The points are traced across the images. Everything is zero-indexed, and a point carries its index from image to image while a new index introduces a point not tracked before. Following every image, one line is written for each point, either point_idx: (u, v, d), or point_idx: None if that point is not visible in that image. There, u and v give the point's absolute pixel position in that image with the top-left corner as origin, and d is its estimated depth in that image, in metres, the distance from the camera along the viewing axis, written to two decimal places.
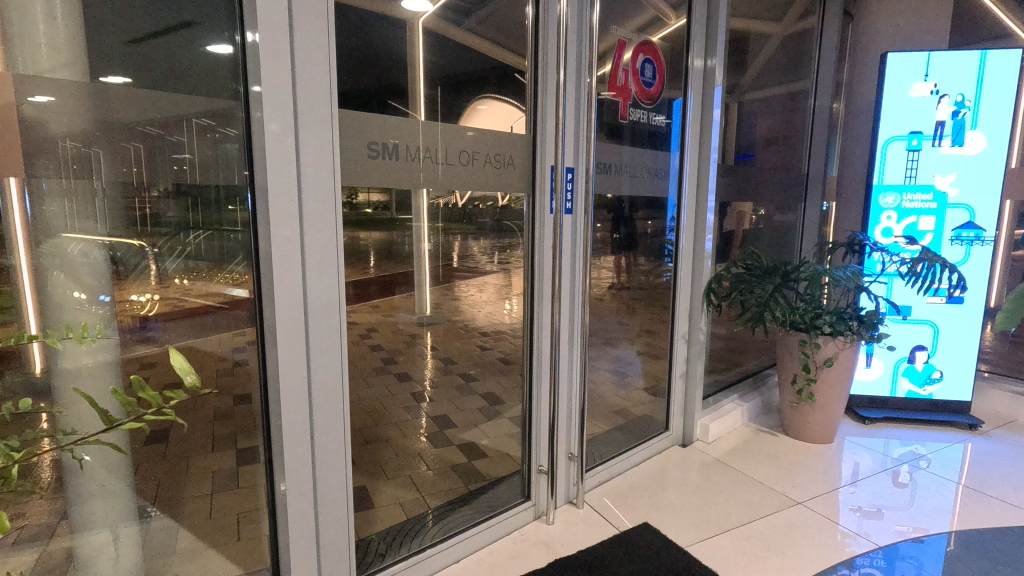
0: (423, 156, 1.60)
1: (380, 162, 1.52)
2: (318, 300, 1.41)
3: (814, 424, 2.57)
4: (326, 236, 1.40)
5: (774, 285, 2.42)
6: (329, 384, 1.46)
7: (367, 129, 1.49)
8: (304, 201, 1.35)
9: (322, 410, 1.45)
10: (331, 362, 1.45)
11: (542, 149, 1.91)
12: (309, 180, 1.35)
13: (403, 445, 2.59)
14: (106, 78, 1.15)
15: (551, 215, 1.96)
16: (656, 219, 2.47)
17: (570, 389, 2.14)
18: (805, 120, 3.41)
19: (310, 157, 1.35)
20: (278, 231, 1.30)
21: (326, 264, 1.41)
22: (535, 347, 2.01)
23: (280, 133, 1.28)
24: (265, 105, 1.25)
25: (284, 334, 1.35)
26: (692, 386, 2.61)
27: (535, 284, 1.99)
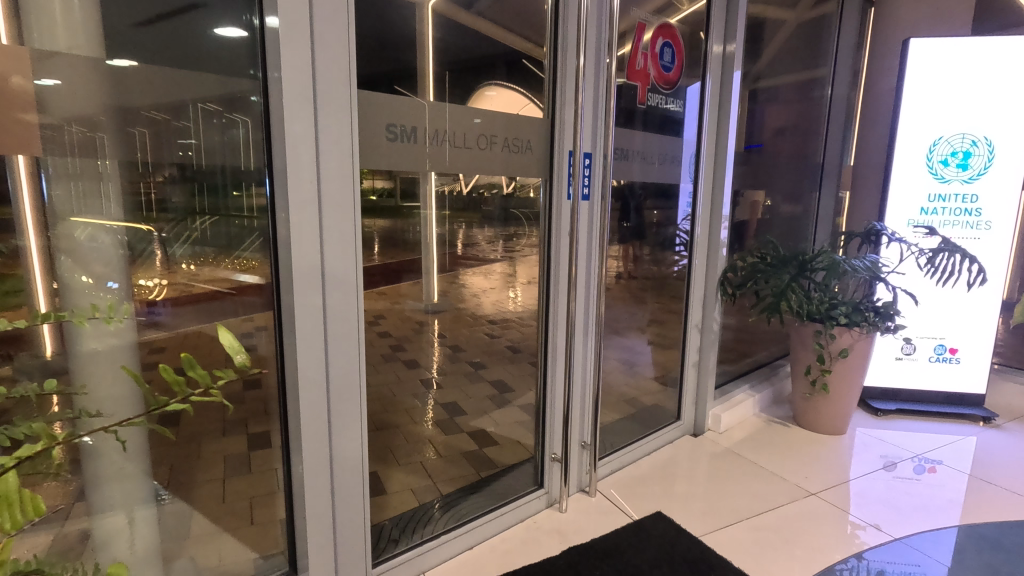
0: (440, 139, 1.58)
1: (397, 145, 1.49)
2: (335, 285, 1.39)
3: (828, 416, 2.54)
4: (343, 222, 1.38)
5: (790, 275, 2.38)
6: (347, 369, 1.44)
7: (384, 111, 1.46)
8: (321, 186, 1.33)
9: (338, 396, 1.44)
10: (348, 349, 1.43)
11: (560, 134, 1.88)
12: (328, 165, 1.33)
13: (413, 432, 2.58)
14: (114, 61, 1.12)
15: (567, 201, 1.93)
16: (664, 210, 2.44)
17: (586, 378, 2.14)
18: (819, 109, 3.36)
19: (329, 142, 1.32)
20: (296, 214, 1.28)
21: (345, 251, 1.39)
22: (550, 333, 1.99)
23: (297, 117, 1.26)
24: (284, 88, 1.23)
25: (301, 320, 1.33)
26: (704, 376, 2.58)
27: (554, 271, 1.95)
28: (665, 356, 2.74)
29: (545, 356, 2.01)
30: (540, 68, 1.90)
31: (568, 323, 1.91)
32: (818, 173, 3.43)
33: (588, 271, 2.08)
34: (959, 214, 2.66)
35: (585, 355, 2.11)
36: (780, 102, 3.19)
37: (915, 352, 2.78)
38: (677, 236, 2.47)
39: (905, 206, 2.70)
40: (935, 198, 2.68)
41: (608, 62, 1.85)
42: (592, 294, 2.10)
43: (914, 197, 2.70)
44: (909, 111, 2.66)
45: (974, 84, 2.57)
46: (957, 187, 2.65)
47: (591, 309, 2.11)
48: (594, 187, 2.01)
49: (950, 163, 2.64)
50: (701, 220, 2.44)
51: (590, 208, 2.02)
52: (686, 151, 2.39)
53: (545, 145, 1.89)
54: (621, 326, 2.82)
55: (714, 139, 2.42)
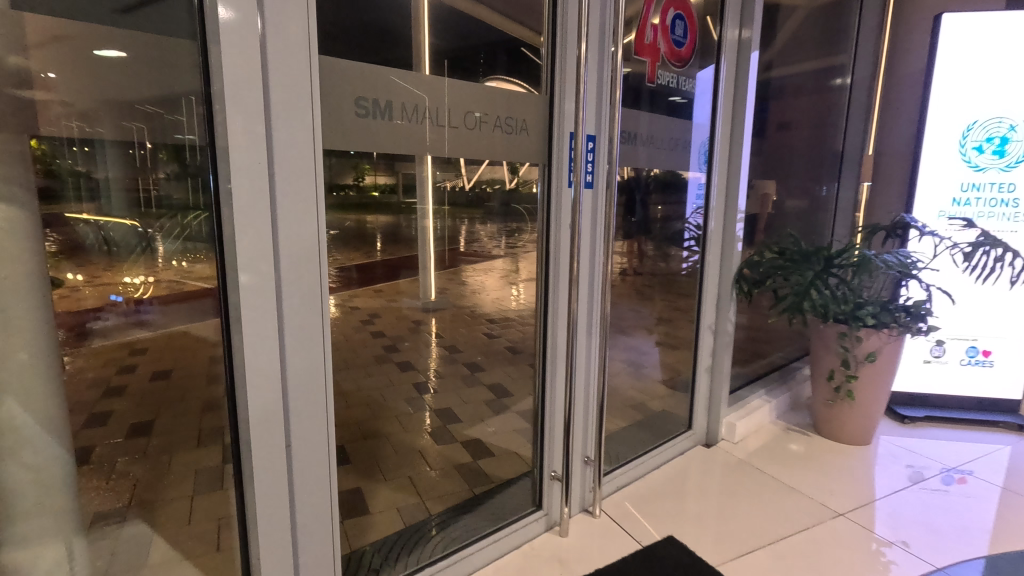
0: (421, 115, 1.38)
1: (369, 122, 1.29)
2: (295, 288, 1.18)
3: (853, 426, 2.33)
4: (305, 214, 1.17)
5: (814, 271, 2.18)
6: (310, 384, 1.24)
7: (356, 82, 1.26)
8: (274, 172, 1.10)
9: (300, 415, 1.24)
10: (311, 361, 1.24)
11: (559, 114, 1.67)
12: (284, 152, 1.11)
13: (403, 441, 2.40)
14: (101, 52, 0.99)
15: (568, 189, 1.72)
16: (668, 204, 2.24)
17: (588, 387, 1.95)
18: (837, 98, 3.17)
19: (284, 123, 1.10)
20: (243, 205, 1.07)
21: (308, 249, 1.18)
22: (551, 339, 1.80)
23: (242, 90, 1.03)
24: (223, 55, 1.00)
25: (252, 332, 1.12)
26: (718, 382, 2.36)
27: (553, 267, 1.76)
28: (674, 358, 2.55)
29: (544, 362, 1.82)
30: (538, 48, 1.69)
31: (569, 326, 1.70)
32: (837, 163, 3.22)
33: (592, 269, 1.88)
34: (995, 205, 2.43)
35: (588, 358, 1.93)
36: (793, 93, 3.03)
37: (944, 354, 2.58)
38: (688, 227, 2.27)
39: (934, 197, 2.51)
40: (968, 187, 2.46)
41: (613, 51, 1.64)
42: (596, 293, 1.90)
43: (943, 187, 2.49)
44: (939, 94, 2.46)
45: (1011, 61, 2.34)
46: (993, 175, 2.41)
47: (596, 310, 1.91)
48: (598, 176, 1.80)
49: (987, 148, 2.42)
50: (715, 213, 2.22)
51: (592, 199, 1.81)
52: (698, 138, 2.18)
53: (542, 127, 1.69)
54: (626, 326, 2.60)
55: (728, 125, 2.20)
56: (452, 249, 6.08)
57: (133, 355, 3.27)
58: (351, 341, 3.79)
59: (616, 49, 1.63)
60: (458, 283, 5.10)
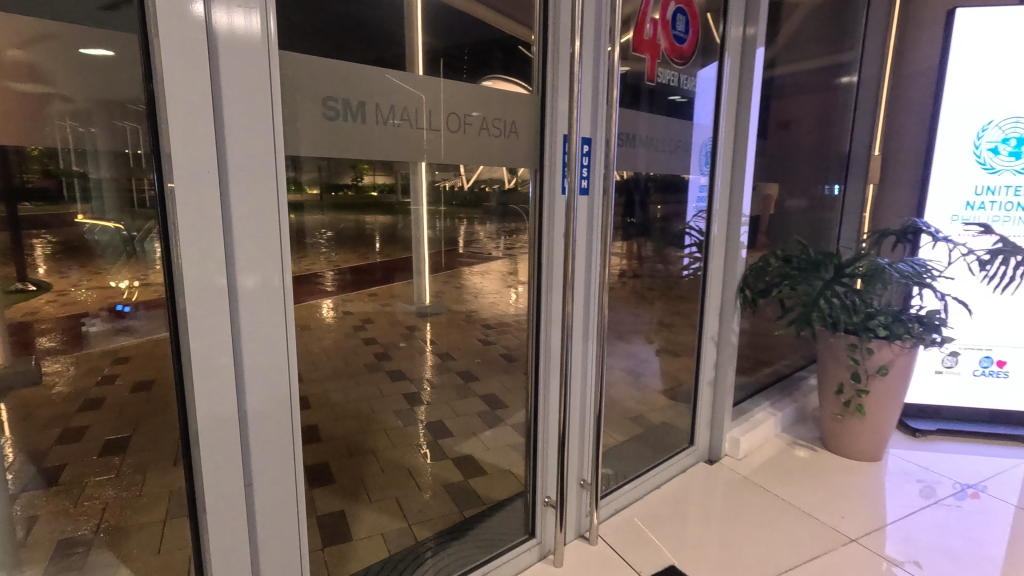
0: (398, 117, 1.25)
1: (340, 126, 1.15)
2: (253, 311, 1.03)
3: (863, 441, 2.22)
4: (265, 227, 1.02)
5: (823, 281, 2.06)
6: (275, 418, 1.10)
7: (320, 79, 1.11)
8: (227, 180, 0.96)
9: (262, 456, 1.10)
10: (276, 393, 1.09)
11: (552, 114, 1.55)
12: (240, 156, 0.97)
13: (391, 457, 2.30)
14: (87, 50, 0.91)
15: (562, 196, 1.61)
16: (668, 202, 2.13)
17: (585, 404, 1.83)
18: (844, 97, 3.06)
19: (238, 124, 0.96)
20: (188, 220, 0.93)
21: (269, 268, 1.04)
22: (547, 354, 1.69)
23: (186, 85, 0.90)
24: (162, 46, 0.87)
25: (203, 361, 0.98)
26: (721, 396, 2.24)
27: (544, 278, 1.64)
28: (675, 368, 2.44)
29: (538, 379, 1.70)
30: (530, 43, 1.58)
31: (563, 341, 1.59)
32: (844, 163, 3.11)
33: (590, 279, 1.76)
34: (1011, 209, 2.31)
35: (585, 374, 1.82)
36: (795, 92, 2.95)
37: (957, 365, 2.47)
38: (690, 233, 2.16)
39: (945, 200, 2.40)
40: (982, 190, 2.34)
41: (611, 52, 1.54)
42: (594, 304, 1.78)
43: (956, 190, 2.39)
44: (951, 93, 2.35)
45: None
46: (1009, 177, 2.29)
47: (592, 321, 1.79)
48: (593, 180, 1.70)
49: (1003, 149, 2.29)
50: (718, 218, 2.10)
51: (588, 205, 1.69)
52: (701, 139, 2.06)
53: (533, 128, 1.57)
54: (625, 330, 2.55)
55: (731, 125, 2.08)
56: (448, 251, 5.97)
57: (116, 364, 3.15)
58: (342, 347, 3.68)
59: (615, 49, 1.53)
60: (453, 285, 4.99)
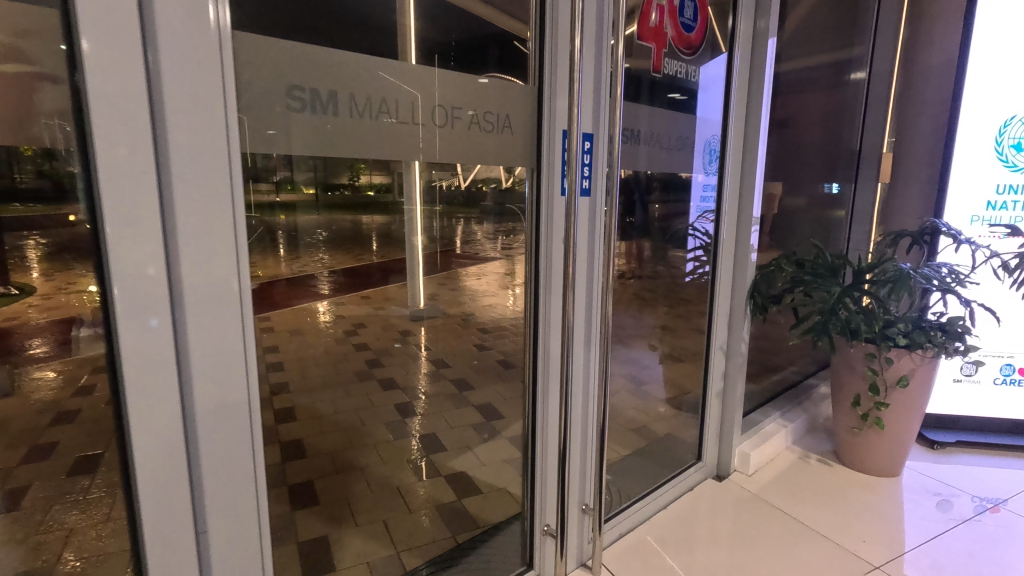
0: (377, 111, 1.11)
1: (306, 119, 1.01)
2: (204, 325, 0.90)
3: (880, 456, 2.10)
4: (217, 233, 0.89)
5: (840, 287, 1.92)
6: (232, 450, 0.96)
7: (282, 63, 0.97)
8: (168, 174, 0.83)
9: (219, 495, 0.96)
10: (234, 422, 0.96)
11: (548, 107, 1.42)
12: (185, 151, 0.84)
13: (380, 475, 2.16)
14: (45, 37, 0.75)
15: (562, 197, 1.47)
16: (667, 202, 2.00)
17: (587, 421, 1.70)
18: (853, 92, 2.96)
19: (181, 113, 0.82)
20: (119, 223, 0.79)
21: (224, 275, 0.90)
22: (547, 368, 1.56)
23: (115, 68, 0.76)
24: (83, 20, 0.73)
25: (142, 387, 0.84)
26: (731, 408, 2.11)
27: (542, 288, 1.50)
28: (681, 378, 2.31)
29: (537, 395, 1.58)
30: (524, 37, 1.44)
31: (564, 357, 1.45)
32: (854, 160, 3.00)
33: (593, 286, 1.63)
34: None
35: (588, 388, 1.69)
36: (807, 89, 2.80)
37: (976, 373, 2.35)
38: (696, 235, 2.04)
39: (965, 200, 2.28)
40: (1005, 189, 2.23)
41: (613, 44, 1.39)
42: (597, 312, 1.66)
43: (977, 190, 2.26)
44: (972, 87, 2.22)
45: None
46: None
47: (594, 332, 1.66)
48: (597, 181, 1.55)
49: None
50: (727, 220, 1.98)
51: (590, 207, 1.55)
52: (707, 134, 1.94)
53: (529, 123, 1.43)
54: (625, 335, 2.24)
55: (741, 120, 1.95)
56: (444, 252, 5.83)
57: None
58: (332, 354, 3.54)
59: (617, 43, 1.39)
60: (448, 288, 4.85)
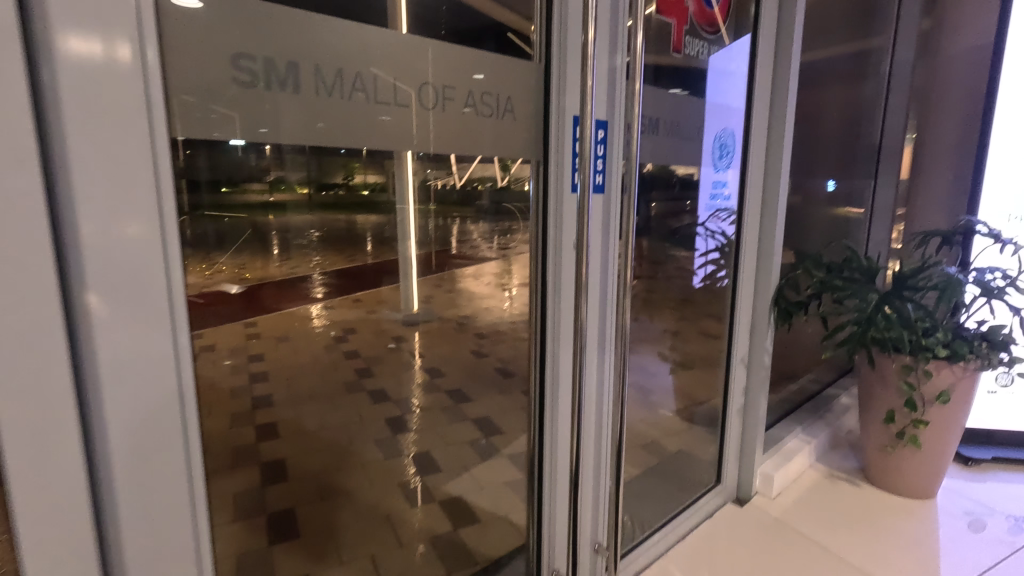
0: (349, 89, 0.94)
1: (259, 96, 0.84)
2: (119, 347, 0.72)
3: (915, 477, 1.92)
4: (135, 237, 0.71)
5: (878, 293, 1.73)
6: (162, 499, 0.79)
7: (225, 28, 0.79)
8: (62, 164, 0.65)
9: (148, 553, 0.79)
10: (165, 466, 0.79)
11: (557, 92, 1.22)
12: (85, 135, 0.66)
13: (368, 501, 1.97)
14: None
15: (573, 194, 1.28)
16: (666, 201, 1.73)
17: (600, 446, 1.51)
18: (872, 85, 2.76)
19: (78, 85, 0.65)
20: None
21: (147, 284, 0.73)
22: (555, 389, 1.37)
23: None
24: None
25: (28, 429, 0.66)
26: (752, 427, 1.94)
27: (551, 299, 1.32)
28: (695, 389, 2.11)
29: (546, 418, 1.40)
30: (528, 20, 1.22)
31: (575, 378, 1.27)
32: (873, 156, 2.81)
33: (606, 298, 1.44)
34: None
35: (600, 410, 1.50)
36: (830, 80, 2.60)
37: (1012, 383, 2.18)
38: (711, 236, 1.85)
39: None
40: None
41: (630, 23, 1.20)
42: (612, 327, 1.46)
43: None
44: None
45: None
46: None
47: (608, 348, 1.47)
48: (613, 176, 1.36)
49: None
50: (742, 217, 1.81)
51: (602, 207, 1.37)
52: (726, 126, 1.73)
53: (533, 109, 1.24)
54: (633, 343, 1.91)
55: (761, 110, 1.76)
56: None
57: None
58: (321, 362, 3.34)
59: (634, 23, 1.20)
60: (443, 290, 4.64)
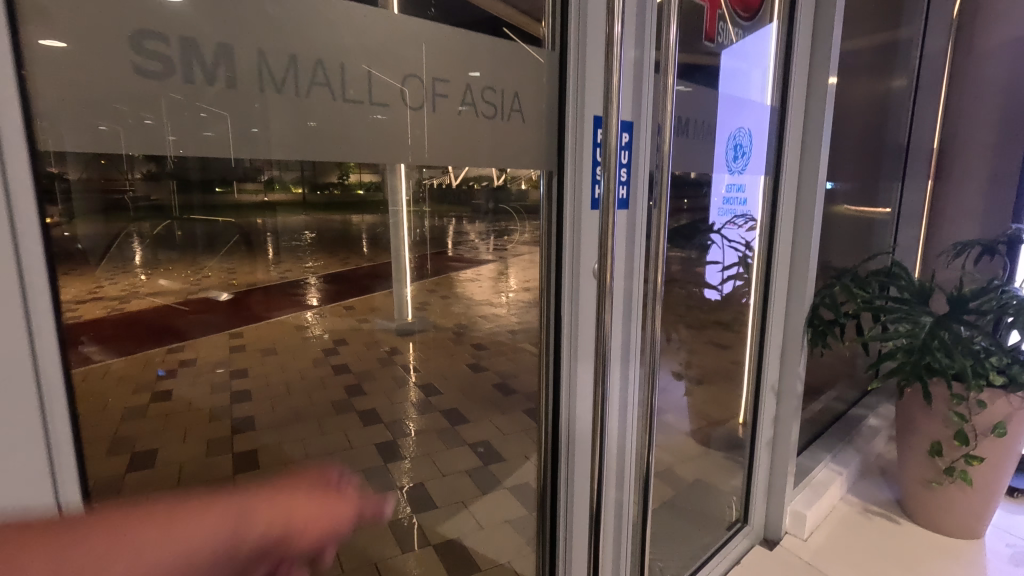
0: (307, 85, 0.73)
1: (180, 95, 0.64)
2: None
3: (964, 515, 1.73)
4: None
5: (931, 318, 1.54)
6: None
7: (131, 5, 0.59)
8: None
9: None
10: None
11: (574, 87, 1.00)
12: None
13: (355, 547, 1.77)
14: None
15: (593, 211, 1.07)
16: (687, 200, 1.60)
17: (624, 486, 1.35)
18: (899, 81, 2.55)
19: None
20: None
21: (4, 369, 0.53)
22: (572, 433, 1.18)
23: None
24: None
25: None
26: (781, 459, 1.75)
27: (567, 333, 1.12)
28: (710, 407, 1.93)
29: (561, 468, 1.20)
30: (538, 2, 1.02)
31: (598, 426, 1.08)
32: (901, 156, 2.60)
33: (648, 321, 1.24)
34: None
35: (620, 449, 1.32)
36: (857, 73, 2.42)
37: None
38: (730, 245, 1.71)
39: None
40: None
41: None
42: (640, 352, 1.28)
43: None
44: None
45: None
46: None
47: (635, 374, 1.29)
48: (660, 180, 1.16)
49: None
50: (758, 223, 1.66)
51: (627, 222, 1.17)
52: (747, 126, 1.54)
53: (543, 108, 1.02)
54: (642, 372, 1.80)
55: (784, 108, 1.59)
56: (437, 255, 5.42)
57: None
58: (308, 377, 3.14)
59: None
60: (440, 297, 4.43)
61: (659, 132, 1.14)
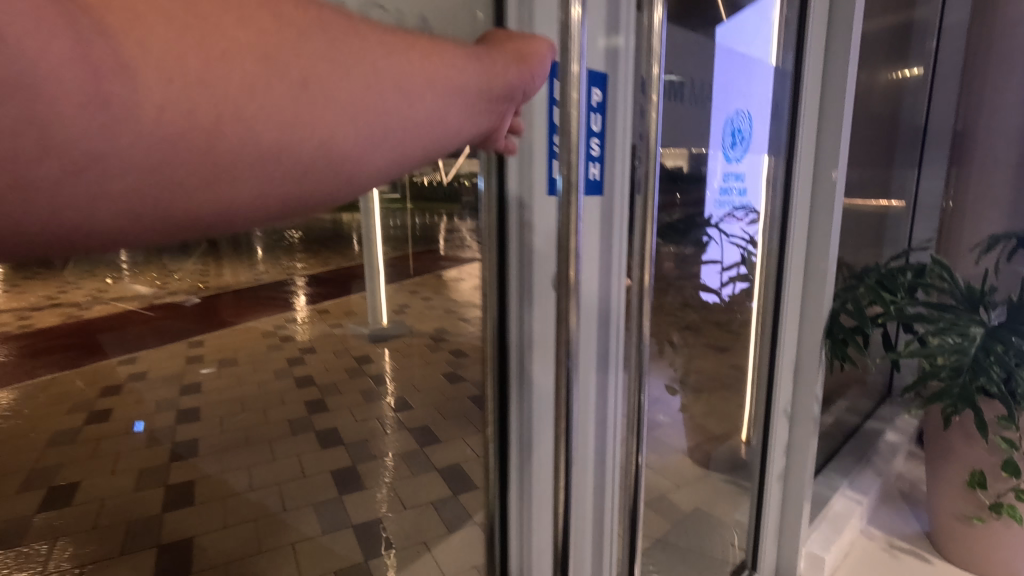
0: None
1: None
2: None
3: (1010, 559, 1.46)
4: None
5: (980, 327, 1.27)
6: None
7: None
8: None
9: None
10: None
11: (519, 33, 0.79)
12: None
13: None
14: None
15: (552, 198, 0.85)
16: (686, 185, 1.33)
17: (606, 534, 1.07)
18: (917, 69, 2.35)
19: None
20: None
21: None
22: (528, 459, 0.93)
23: None
24: None
25: None
26: (796, 492, 1.49)
27: (519, 338, 0.88)
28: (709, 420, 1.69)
29: (511, 500, 0.95)
30: None
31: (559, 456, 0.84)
32: (916, 141, 2.41)
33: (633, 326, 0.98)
34: None
35: (598, 483, 1.05)
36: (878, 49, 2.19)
37: None
38: (730, 241, 1.46)
39: None
40: None
41: None
42: (622, 364, 1.01)
43: None
44: None
45: None
46: None
47: (622, 388, 1.02)
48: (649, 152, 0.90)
49: None
50: (761, 216, 1.43)
51: (600, 207, 0.91)
52: (744, 107, 1.30)
53: None
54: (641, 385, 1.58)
55: (785, 81, 1.35)
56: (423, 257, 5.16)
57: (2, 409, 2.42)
58: (268, 389, 2.86)
59: None
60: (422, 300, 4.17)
61: (642, 89, 0.87)
